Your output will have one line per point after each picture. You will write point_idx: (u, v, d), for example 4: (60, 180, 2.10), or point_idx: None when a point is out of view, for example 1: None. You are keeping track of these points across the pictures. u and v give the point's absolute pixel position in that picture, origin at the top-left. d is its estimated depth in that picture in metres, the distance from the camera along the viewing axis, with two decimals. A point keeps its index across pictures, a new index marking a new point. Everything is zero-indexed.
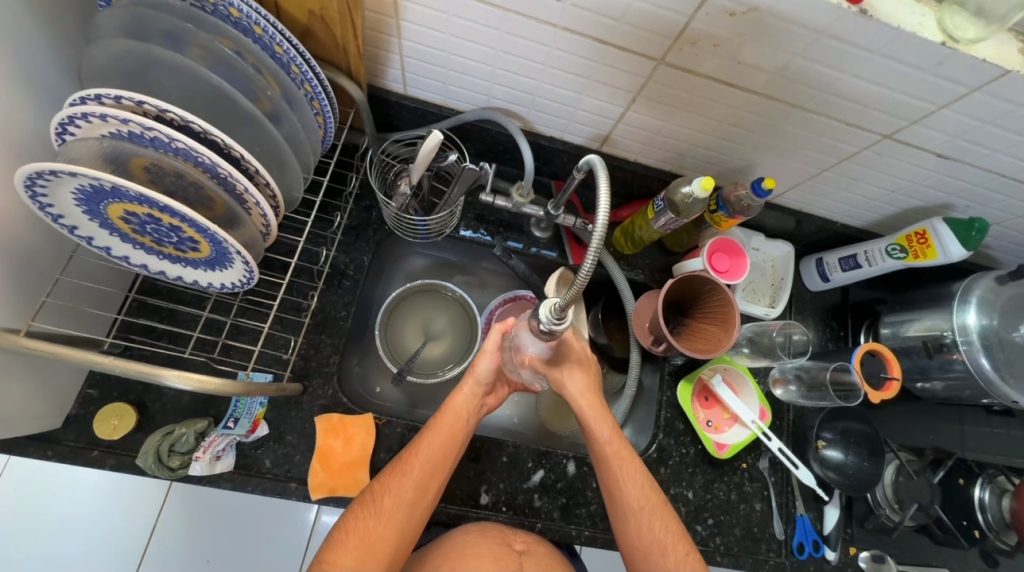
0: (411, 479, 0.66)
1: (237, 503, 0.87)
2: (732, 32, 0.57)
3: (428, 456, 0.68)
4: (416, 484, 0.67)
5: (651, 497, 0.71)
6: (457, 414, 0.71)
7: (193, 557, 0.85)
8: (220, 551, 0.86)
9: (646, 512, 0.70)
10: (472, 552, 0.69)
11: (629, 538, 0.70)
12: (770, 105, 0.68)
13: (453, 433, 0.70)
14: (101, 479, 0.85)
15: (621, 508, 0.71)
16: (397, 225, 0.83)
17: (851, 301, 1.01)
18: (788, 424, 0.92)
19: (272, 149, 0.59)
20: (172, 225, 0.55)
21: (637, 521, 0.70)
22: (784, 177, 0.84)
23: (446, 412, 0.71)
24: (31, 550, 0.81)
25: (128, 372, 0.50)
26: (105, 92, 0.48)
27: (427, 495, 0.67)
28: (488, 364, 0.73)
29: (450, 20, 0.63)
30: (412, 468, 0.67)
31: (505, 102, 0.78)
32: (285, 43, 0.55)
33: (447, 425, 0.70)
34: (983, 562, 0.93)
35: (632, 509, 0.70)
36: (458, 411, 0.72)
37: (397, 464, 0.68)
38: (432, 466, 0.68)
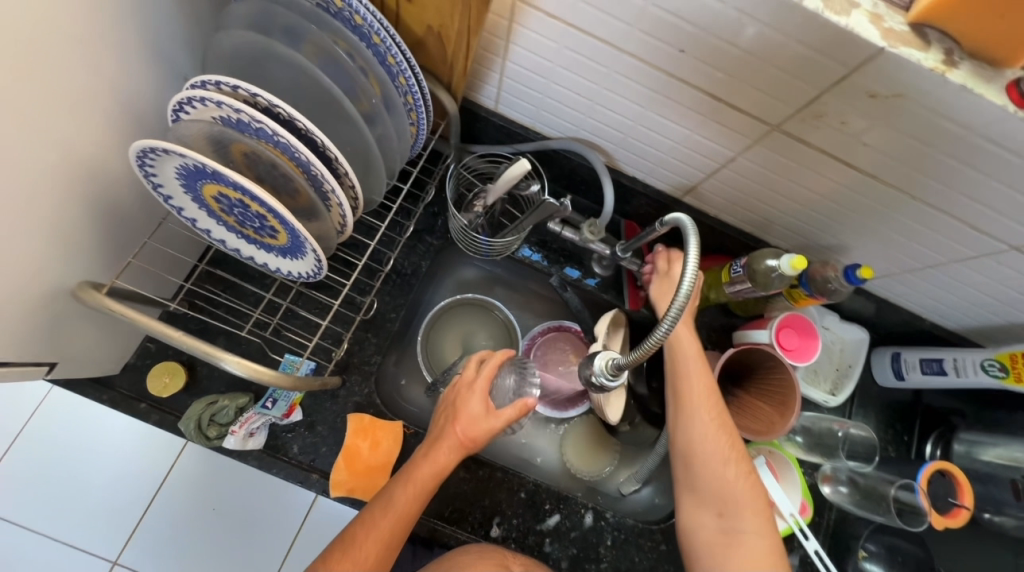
0: (373, 541, 0.58)
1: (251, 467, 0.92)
2: (866, 112, 0.52)
3: (397, 513, 0.60)
4: (375, 555, 0.58)
5: (722, 425, 0.70)
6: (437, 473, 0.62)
7: (201, 503, 0.91)
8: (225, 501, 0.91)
9: (719, 438, 0.70)
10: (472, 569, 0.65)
11: (696, 465, 0.69)
12: (886, 191, 0.62)
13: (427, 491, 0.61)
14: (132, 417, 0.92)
15: (690, 429, 0.70)
16: (461, 238, 0.82)
17: (922, 406, 0.93)
18: (828, 523, 0.84)
19: (364, 153, 0.59)
20: (258, 213, 0.56)
21: (706, 445, 0.69)
22: (878, 264, 0.77)
23: (413, 476, 0.61)
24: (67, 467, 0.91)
25: (193, 349, 0.52)
26: (224, 80, 0.50)
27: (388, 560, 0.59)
28: (485, 433, 0.62)
29: (560, 50, 0.61)
30: (367, 542, 0.58)
31: (594, 136, 0.75)
32: (399, 55, 0.54)
33: (423, 484, 0.61)
34: None
35: (705, 430, 0.70)
36: (438, 469, 0.62)
37: (357, 527, 0.59)
38: (396, 529, 0.60)
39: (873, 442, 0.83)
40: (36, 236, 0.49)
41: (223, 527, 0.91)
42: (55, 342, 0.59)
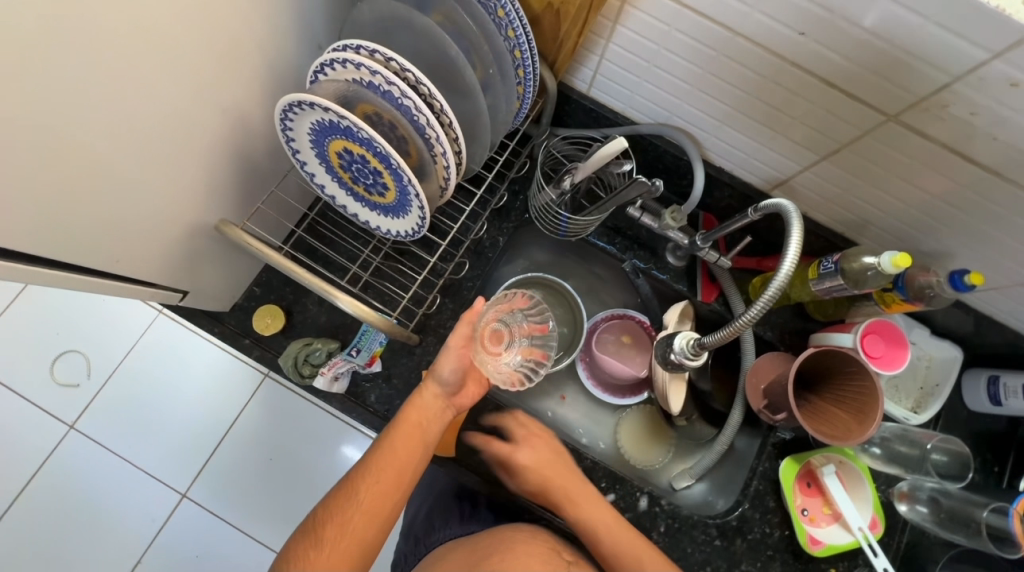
0: (360, 497, 0.62)
1: (302, 424, 1.09)
2: (998, 100, 0.50)
3: (382, 469, 0.64)
4: (364, 512, 0.62)
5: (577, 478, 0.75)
6: (415, 420, 0.67)
7: (261, 452, 1.09)
8: (281, 453, 1.09)
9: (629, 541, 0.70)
10: (519, 548, 0.69)
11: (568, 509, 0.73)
12: (1010, 192, 0.59)
13: (412, 443, 0.66)
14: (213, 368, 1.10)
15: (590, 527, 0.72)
16: (541, 215, 0.85)
17: (1019, 438, 0.86)
18: (897, 545, 0.80)
19: (472, 122, 0.64)
20: (375, 169, 0.62)
21: (569, 489, 0.74)
22: (987, 274, 0.72)
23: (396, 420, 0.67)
24: (158, 405, 1.10)
25: (313, 286, 0.59)
26: (365, 45, 0.55)
27: (379, 516, 0.62)
28: (451, 364, 0.68)
29: (668, 33, 0.62)
30: (358, 485, 0.63)
31: (687, 123, 0.76)
32: (520, 29, 0.59)
33: (402, 437, 0.66)
34: None
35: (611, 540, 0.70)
36: (415, 418, 0.67)
37: (345, 487, 0.64)
38: (387, 479, 0.64)
39: (963, 460, 0.78)
40: (193, 172, 0.57)
41: (279, 473, 1.08)
42: (192, 271, 0.67)
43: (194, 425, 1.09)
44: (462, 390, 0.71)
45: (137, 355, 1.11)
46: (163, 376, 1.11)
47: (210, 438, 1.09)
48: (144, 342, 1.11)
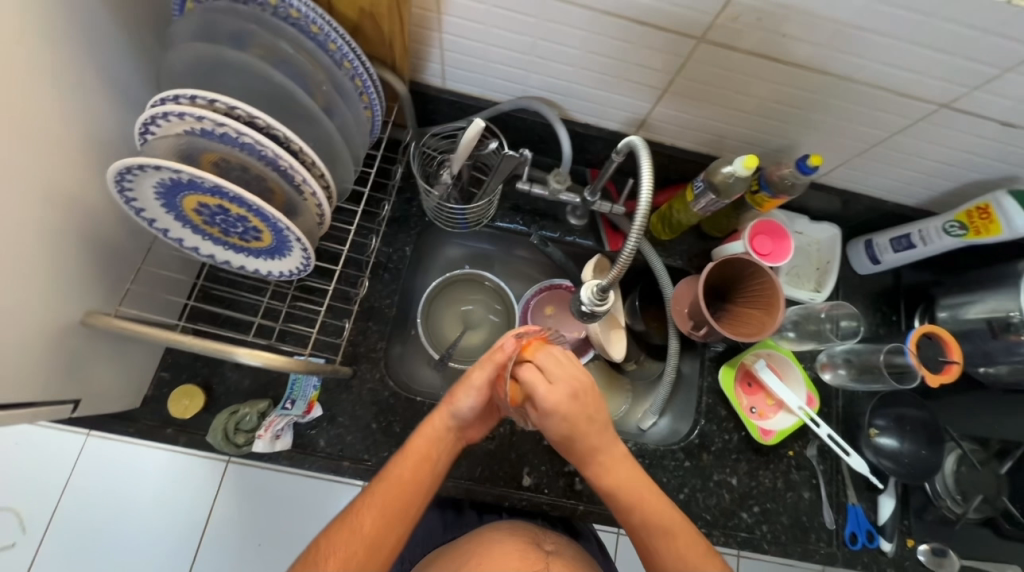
0: (362, 530, 0.59)
1: (276, 499, 1.04)
2: (771, 1, 0.56)
3: (386, 498, 0.61)
4: (367, 542, 0.58)
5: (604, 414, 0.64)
6: (426, 448, 0.64)
7: (243, 543, 1.02)
8: (268, 535, 1.03)
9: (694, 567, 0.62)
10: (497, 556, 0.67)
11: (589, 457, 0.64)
12: (815, 79, 0.66)
13: (423, 467, 0.63)
14: (157, 477, 1.01)
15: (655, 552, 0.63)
16: (436, 215, 0.86)
17: (904, 286, 0.97)
18: (837, 411, 0.89)
19: (326, 144, 0.63)
20: (239, 215, 0.60)
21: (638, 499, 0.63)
22: (830, 154, 0.81)
23: (406, 455, 0.63)
24: (109, 534, 1.00)
25: (205, 350, 0.57)
26: (182, 93, 0.53)
27: (385, 545, 0.59)
28: (472, 400, 0.64)
29: (488, 11, 0.65)
30: (363, 517, 0.60)
31: (541, 91, 0.79)
32: (339, 40, 0.60)
33: (412, 463, 0.63)
34: None
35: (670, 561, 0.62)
36: (426, 445, 0.64)
37: (345, 520, 0.60)
38: (395, 514, 0.60)
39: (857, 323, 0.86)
40: (35, 271, 0.53)
41: (268, 557, 1.02)
42: (77, 378, 0.62)
43: (156, 541, 1.00)
44: (476, 421, 0.68)
45: (69, 486, 1.00)
46: (106, 500, 1.00)
47: (179, 548, 1.00)
48: (70, 470, 1.00)
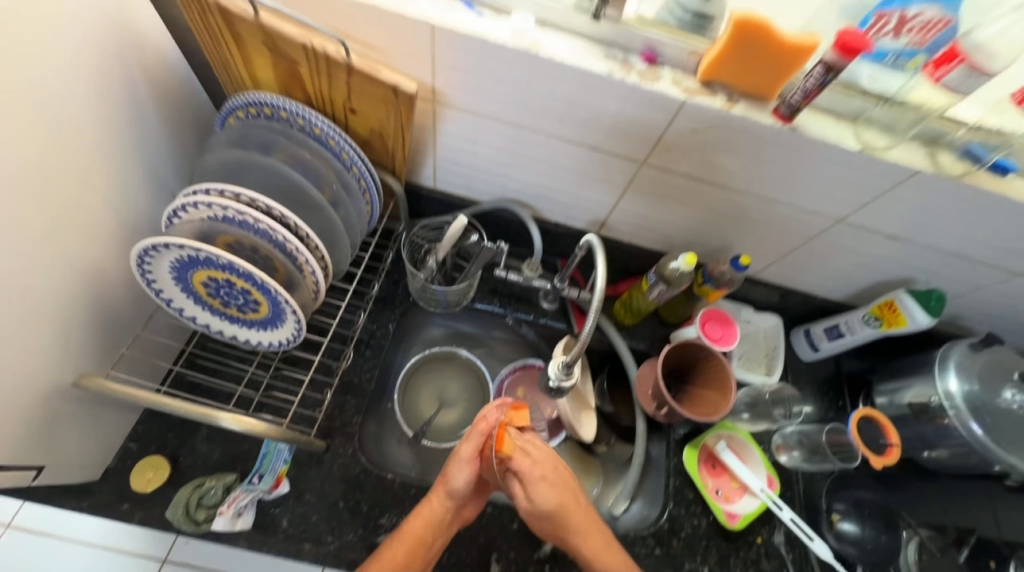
0: None
1: None
2: (692, 140, 0.72)
3: None
4: None
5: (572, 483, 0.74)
6: (421, 530, 0.68)
7: None
8: None
9: None
10: None
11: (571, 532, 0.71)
12: (738, 196, 0.82)
13: (418, 550, 0.66)
14: None
15: None
16: (420, 295, 0.94)
17: (846, 373, 1.07)
18: (799, 495, 0.92)
19: (329, 230, 0.73)
20: (243, 289, 0.66)
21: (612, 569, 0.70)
22: (761, 255, 0.95)
23: (402, 536, 0.67)
24: None
25: (190, 414, 0.60)
26: (213, 187, 0.64)
27: None
28: (465, 474, 0.71)
29: (473, 134, 0.80)
30: None
31: (517, 194, 0.93)
32: (350, 150, 0.72)
33: (407, 544, 0.66)
34: None
35: None
36: (422, 526, 0.68)
37: None
38: None
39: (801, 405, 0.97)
40: (41, 334, 0.57)
41: None
42: (48, 443, 0.62)
43: None
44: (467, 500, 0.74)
45: None
46: None
47: None
48: None
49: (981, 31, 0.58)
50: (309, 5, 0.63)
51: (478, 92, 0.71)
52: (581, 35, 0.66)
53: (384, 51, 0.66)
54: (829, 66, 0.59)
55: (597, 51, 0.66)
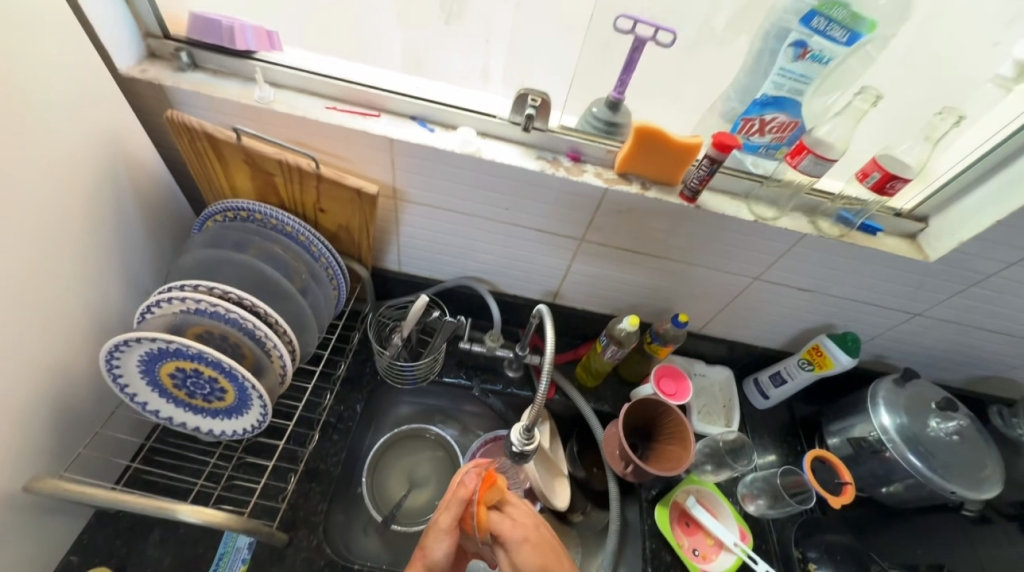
0: None
1: None
2: (619, 218, 0.84)
3: None
4: None
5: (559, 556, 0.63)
6: None
7: None
8: None
9: None
10: None
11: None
12: (668, 263, 0.93)
13: None
14: None
15: None
16: (387, 373, 0.97)
17: (798, 418, 1.13)
18: (773, 547, 0.93)
19: (297, 316, 0.78)
20: (210, 377, 0.69)
21: None
22: (701, 312, 1.06)
23: None
24: None
25: (146, 509, 0.59)
26: (188, 282, 0.69)
27: None
28: (444, 546, 0.64)
29: (432, 223, 0.90)
30: None
31: (475, 272, 1.02)
32: (319, 243, 0.80)
33: None
34: None
35: None
36: None
37: None
38: None
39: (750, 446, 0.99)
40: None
41: None
42: None
43: None
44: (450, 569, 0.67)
45: None
46: None
47: None
48: None
49: (816, 130, 0.76)
50: (285, 128, 0.74)
51: (434, 189, 0.82)
52: (517, 142, 0.80)
53: (351, 160, 0.78)
54: (712, 159, 0.72)
55: (531, 153, 0.79)
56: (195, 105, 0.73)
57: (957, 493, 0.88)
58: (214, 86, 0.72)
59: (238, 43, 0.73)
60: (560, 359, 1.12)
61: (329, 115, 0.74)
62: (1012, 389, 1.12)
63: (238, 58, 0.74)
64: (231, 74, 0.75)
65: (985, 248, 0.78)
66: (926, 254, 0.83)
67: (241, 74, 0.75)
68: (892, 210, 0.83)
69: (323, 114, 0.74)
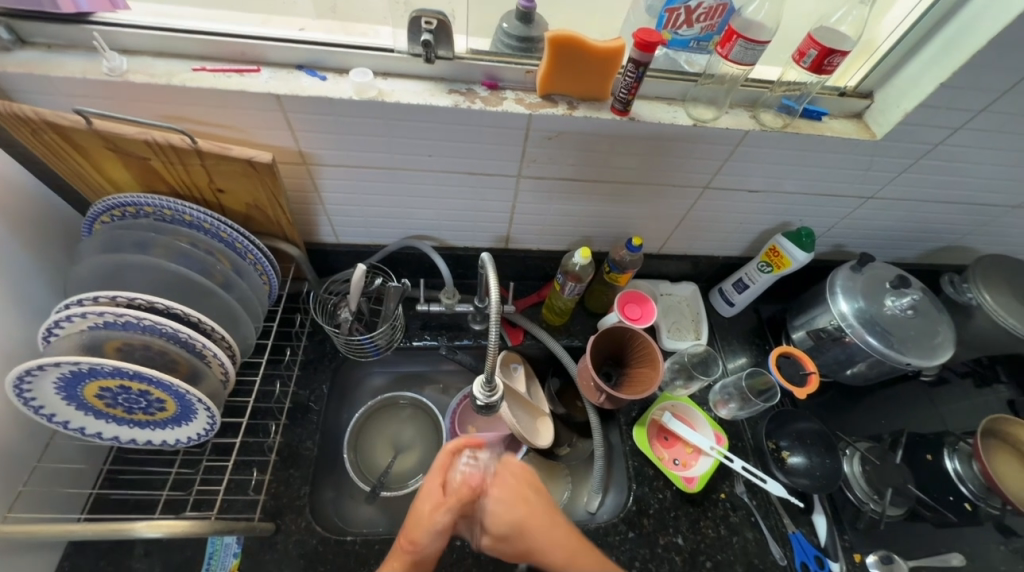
0: None
1: None
2: (551, 145, 0.77)
3: None
4: None
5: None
6: None
7: None
8: None
9: None
10: None
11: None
12: (614, 186, 0.88)
13: None
14: None
15: None
16: (348, 348, 0.92)
17: (765, 319, 1.15)
18: (749, 443, 0.98)
19: (227, 311, 0.73)
20: (141, 390, 0.65)
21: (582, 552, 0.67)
22: (658, 232, 1.02)
23: None
24: None
25: (100, 533, 0.57)
26: (85, 296, 0.62)
27: None
28: (440, 540, 0.61)
29: (356, 185, 0.82)
30: None
31: (418, 231, 0.96)
32: (228, 229, 0.73)
33: None
34: (1001, 534, 0.93)
35: None
36: None
37: None
38: None
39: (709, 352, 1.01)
40: None
41: None
42: None
43: None
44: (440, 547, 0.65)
45: None
46: None
47: None
48: None
49: (745, 10, 0.69)
50: (150, 102, 0.64)
51: (346, 147, 0.74)
52: (424, 78, 0.72)
53: (238, 127, 0.69)
54: (638, 62, 0.65)
55: (442, 88, 0.71)
56: (33, 92, 0.63)
57: (912, 366, 0.92)
58: (49, 64, 0.61)
59: (65, 6, 0.61)
60: (523, 302, 1.09)
61: (196, 78, 0.64)
62: (964, 255, 1.15)
63: (66, 25, 0.62)
64: (68, 47, 0.64)
65: (932, 115, 0.75)
66: (873, 132, 0.79)
67: (80, 45, 0.64)
68: (834, 90, 0.79)
69: (189, 77, 0.64)
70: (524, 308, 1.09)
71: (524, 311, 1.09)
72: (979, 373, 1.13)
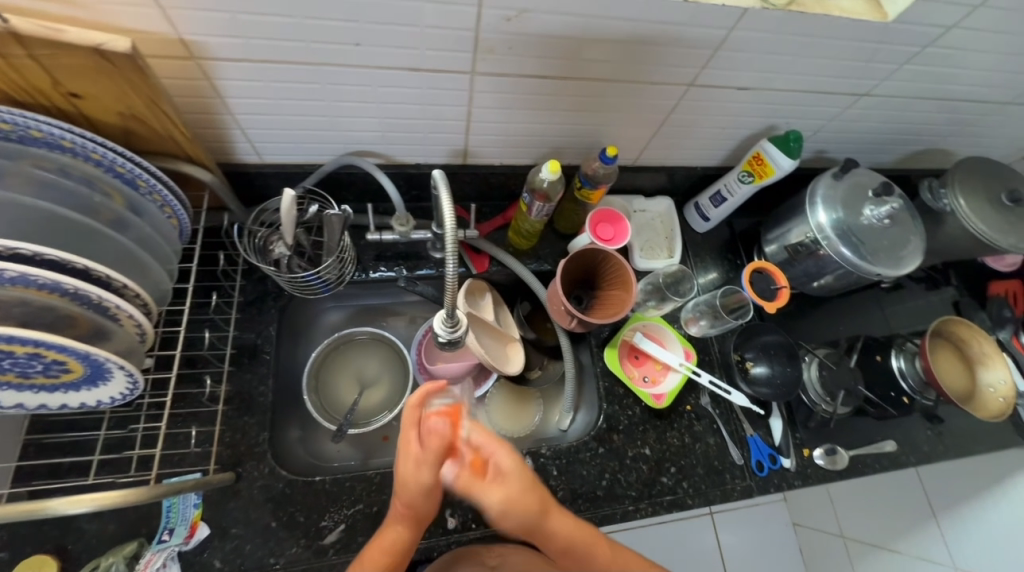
0: None
1: None
2: (510, 31, 0.62)
3: None
4: None
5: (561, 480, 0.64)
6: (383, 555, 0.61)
7: None
8: None
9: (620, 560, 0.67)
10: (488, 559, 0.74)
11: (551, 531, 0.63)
12: (588, 86, 0.74)
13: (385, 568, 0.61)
14: None
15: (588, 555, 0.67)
16: (292, 287, 0.81)
17: (738, 233, 1.10)
18: (716, 357, 1.00)
19: (127, 255, 0.61)
20: (30, 354, 0.54)
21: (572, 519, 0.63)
22: (634, 141, 0.91)
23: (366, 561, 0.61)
24: None
25: (9, 516, 0.48)
26: None
27: None
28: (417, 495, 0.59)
29: (268, 87, 0.66)
30: None
31: (358, 145, 0.81)
32: (100, 148, 0.57)
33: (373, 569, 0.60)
34: (930, 422, 1.03)
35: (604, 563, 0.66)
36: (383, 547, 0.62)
37: None
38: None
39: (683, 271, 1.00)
40: None
41: None
42: None
43: None
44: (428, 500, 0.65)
45: None
46: None
47: None
48: None
49: None
50: None
51: (242, 32, 0.57)
52: None
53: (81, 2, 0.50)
54: None
55: None
56: None
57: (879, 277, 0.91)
58: None
59: None
60: (486, 227, 0.99)
61: None
62: (943, 158, 1.10)
63: None
64: None
65: None
66: (885, 14, 0.68)
67: None
68: None
69: None
70: (489, 232, 1.00)
71: (489, 236, 1.00)
72: (934, 277, 1.17)
